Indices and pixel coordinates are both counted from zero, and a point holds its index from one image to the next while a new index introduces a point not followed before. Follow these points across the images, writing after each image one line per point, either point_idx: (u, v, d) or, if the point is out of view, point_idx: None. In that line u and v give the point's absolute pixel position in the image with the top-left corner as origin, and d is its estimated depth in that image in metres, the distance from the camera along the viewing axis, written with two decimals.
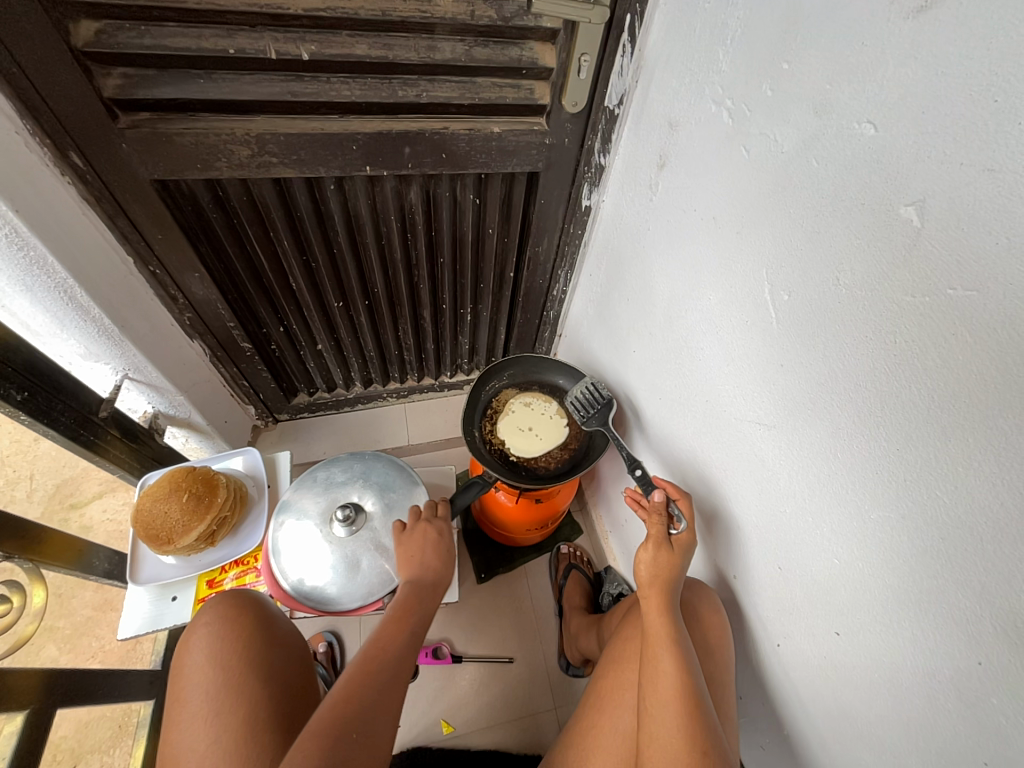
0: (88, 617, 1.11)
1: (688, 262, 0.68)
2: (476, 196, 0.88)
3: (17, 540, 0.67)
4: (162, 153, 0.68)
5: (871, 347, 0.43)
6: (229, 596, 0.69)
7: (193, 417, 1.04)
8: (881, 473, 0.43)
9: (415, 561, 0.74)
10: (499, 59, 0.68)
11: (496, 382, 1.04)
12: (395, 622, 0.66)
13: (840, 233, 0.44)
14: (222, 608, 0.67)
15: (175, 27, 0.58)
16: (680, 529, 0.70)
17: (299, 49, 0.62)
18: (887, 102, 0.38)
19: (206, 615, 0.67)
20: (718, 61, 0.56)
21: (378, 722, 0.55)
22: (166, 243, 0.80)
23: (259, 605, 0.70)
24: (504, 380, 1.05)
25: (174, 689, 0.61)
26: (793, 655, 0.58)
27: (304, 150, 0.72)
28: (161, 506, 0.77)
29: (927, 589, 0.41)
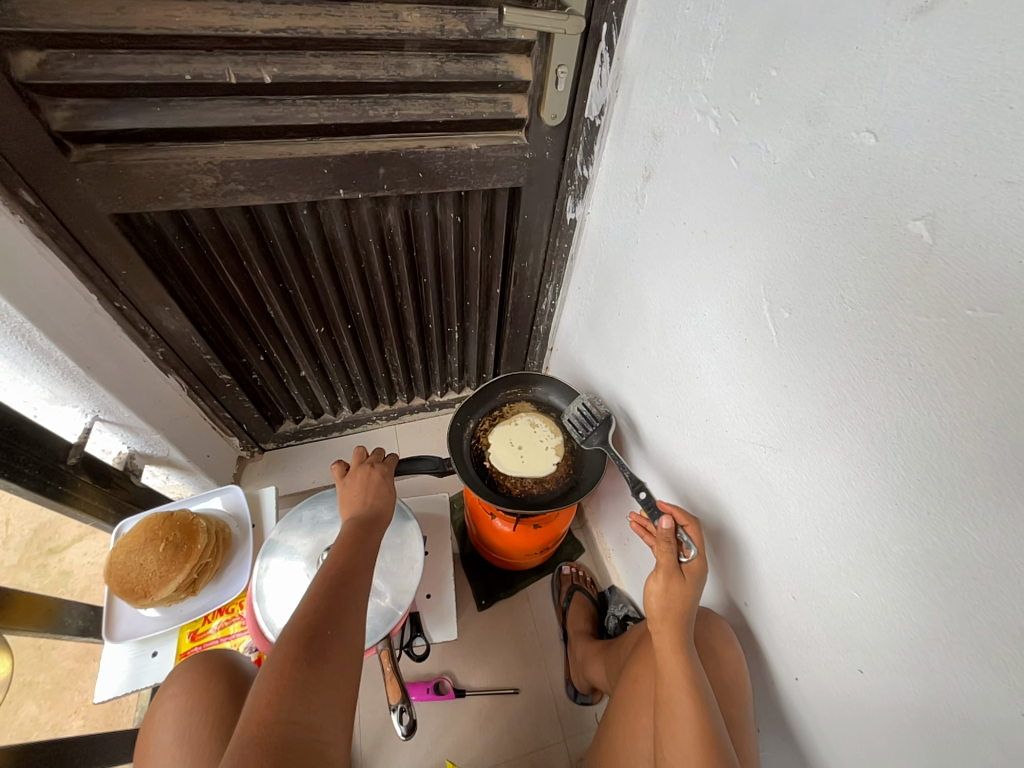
0: (69, 670, 1.05)
1: (680, 275, 0.65)
2: (457, 214, 0.85)
3: None
4: (121, 185, 0.65)
5: (883, 370, 0.40)
6: (197, 661, 0.65)
7: (172, 454, 0.99)
8: (902, 502, 0.40)
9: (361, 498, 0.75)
10: (473, 73, 0.65)
11: (517, 390, 1.02)
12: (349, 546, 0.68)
13: (843, 249, 0.41)
14: (192, 675, 0.63)
15: (125, 54, 0.55)
16: (692, 557, 0.65)
17: (260, 72, 0.59)
18: (888, 110, 0.35)
19: (174, 686, 0.63)
20: (701, 69, 0.53)
21: (348, 627, 0.57)
22: (132, 278, 0.76)
23: (232, 667, 0.65)
24: (532, 392, 1.02)
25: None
26: (813, 690, 0.55)
27: (272, 175, 0.68)
28: (136, 558, 0.72)
29: (959, 630, 0.38)
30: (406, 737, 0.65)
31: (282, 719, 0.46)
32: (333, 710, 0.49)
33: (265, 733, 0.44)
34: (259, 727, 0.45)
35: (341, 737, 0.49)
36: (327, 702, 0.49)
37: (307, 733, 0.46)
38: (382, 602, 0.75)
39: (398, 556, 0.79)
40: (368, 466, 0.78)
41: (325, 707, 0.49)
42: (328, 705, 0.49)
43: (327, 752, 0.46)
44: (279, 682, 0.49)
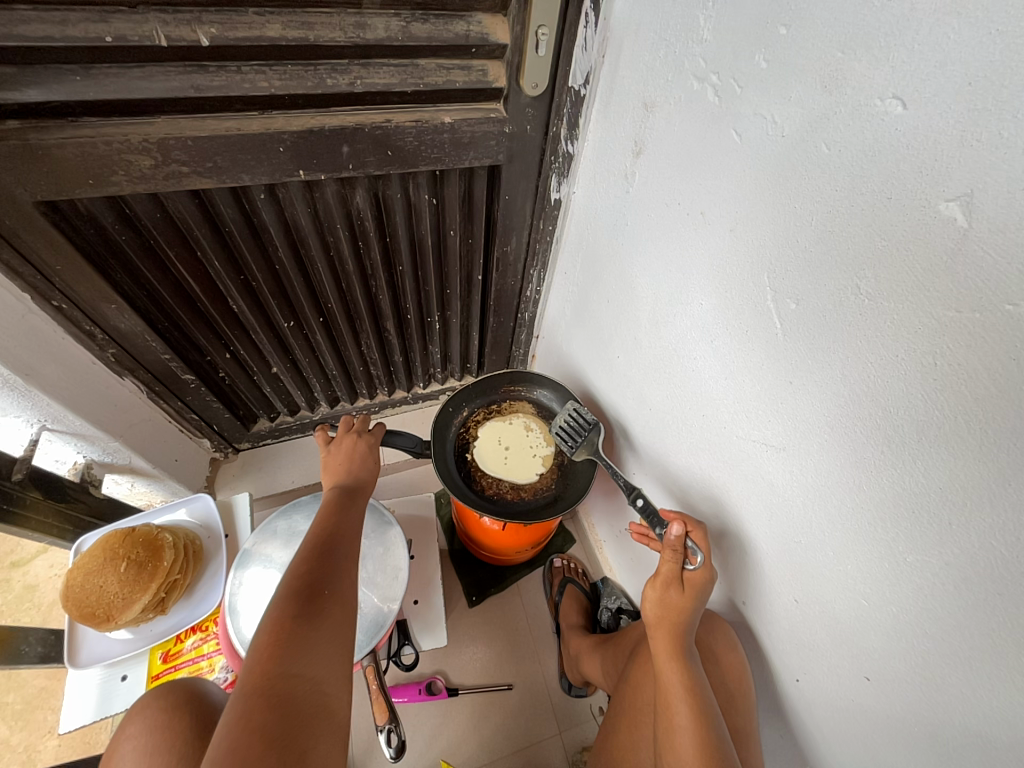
0: (40, 688, 1.00)
1: (675, 261, 0.60)
2: (432, 196, 0.79)
3: None
4: (44, 169, 0.56)
5: (902, 370, 0.36)
6: (159, 693, 0.61)
7: (134, 462, 0.93)
8: (920, 511, 0.37)
9: (346, 467, 0.73)
10: (442, 35, 0.58)
11: (525, 389, 0.96)
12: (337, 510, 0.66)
13: (861, 235, 0.37)
14: (153, 713, 0.59)
15: (28, 11, 0.47)
16: (696, 565, 0.62)
17: (196, 33, 0.51)
18: (919, 72, 0.31)
19: (134, 725, 0.59)
20: (698, 28, 0.48)
21: (343, 582, 0.57)
22: (70, 275, 0.68)
23: (196, 699, 0.61)
24: (544, 393, 0.95)
25: None
26: (815, 692, 0.54)
27: (220, 155, 0.61)
28: (95, 580, 0.66)
29: (979, 647, 0.36)
30: (396, 759, 0.61)
31: (282, 672, 0.46)
32: (334, 661, 0.50)
33: (266, 688, 0.44)
34: (261, 682, 0.45)
35: (346, 686, 0.49)
36: (328, 653, 0.50)
37: (309, 685, 0.46)
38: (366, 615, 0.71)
39: (382, 566, 0.75)
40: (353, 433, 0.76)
41: (327, 658, 0.49)
42: (329, 658, 0.49)
43: (334, 699, 0.47)
44: (277, 638, 0.49)
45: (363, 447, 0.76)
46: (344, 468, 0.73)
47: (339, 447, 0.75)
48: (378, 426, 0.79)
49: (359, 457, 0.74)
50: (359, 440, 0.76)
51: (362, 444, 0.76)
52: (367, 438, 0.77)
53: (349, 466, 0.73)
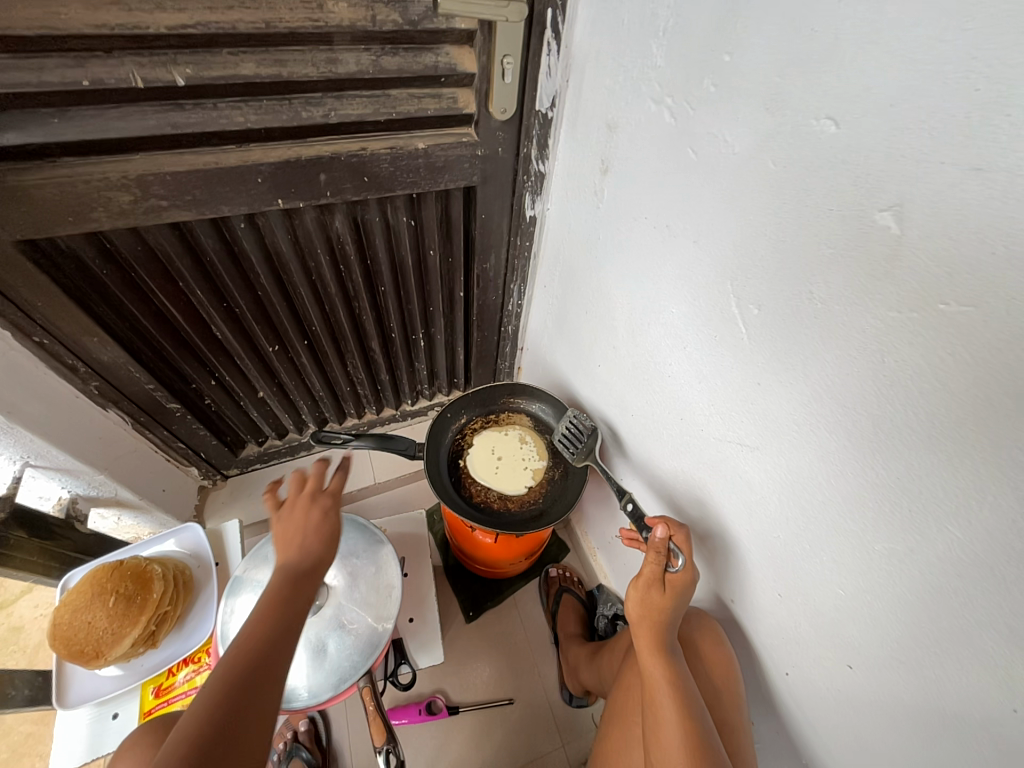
0: (26, 734, 0.97)
1: (645, 273, 0.62)
2: (410, 218, 0.81)
3: None
4: (21, 209, 0.57)
5: (857, 367, 0.38)
6: (149, 731, 0.61)
7: (120, 494, 0.92)
8: (882, 501, 0.39)
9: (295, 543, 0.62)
10: (412, 67, 0.60)
11: (525, 401, 0.96)
12: (273, 609, 0.58)
13: (809, 243, 0.39)
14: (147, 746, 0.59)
15: (6, 59, 0.48)
16: (679, 568, 0.64)
17: (172, 74, 0.52)
18: (847, 95, 0.33)
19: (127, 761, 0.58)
20: (652, 56, 0.51)
21: (260, 717, 0.49)
22: (50, 310, 0.69)
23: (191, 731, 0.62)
24: (543, 406, 0.95)
25: None
26: (803, 685, 0.55)
27: (199, 188, 0.62)
28: (83, 617, 0.66)
29: (947, 630, 0.37)
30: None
31: None
32: None
33: None
34: None
35: None
36: None
37: None
38: (360, 639, 0.69)
39: (374, 587, 0.73)
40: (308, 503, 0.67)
41: None
42: None
43: None
44: None
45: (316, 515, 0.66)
46: (293, 543, 0.62)
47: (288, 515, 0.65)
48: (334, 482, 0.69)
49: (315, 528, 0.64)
50: (314, 506, 0.67)
51: (318, 510, 0.66)
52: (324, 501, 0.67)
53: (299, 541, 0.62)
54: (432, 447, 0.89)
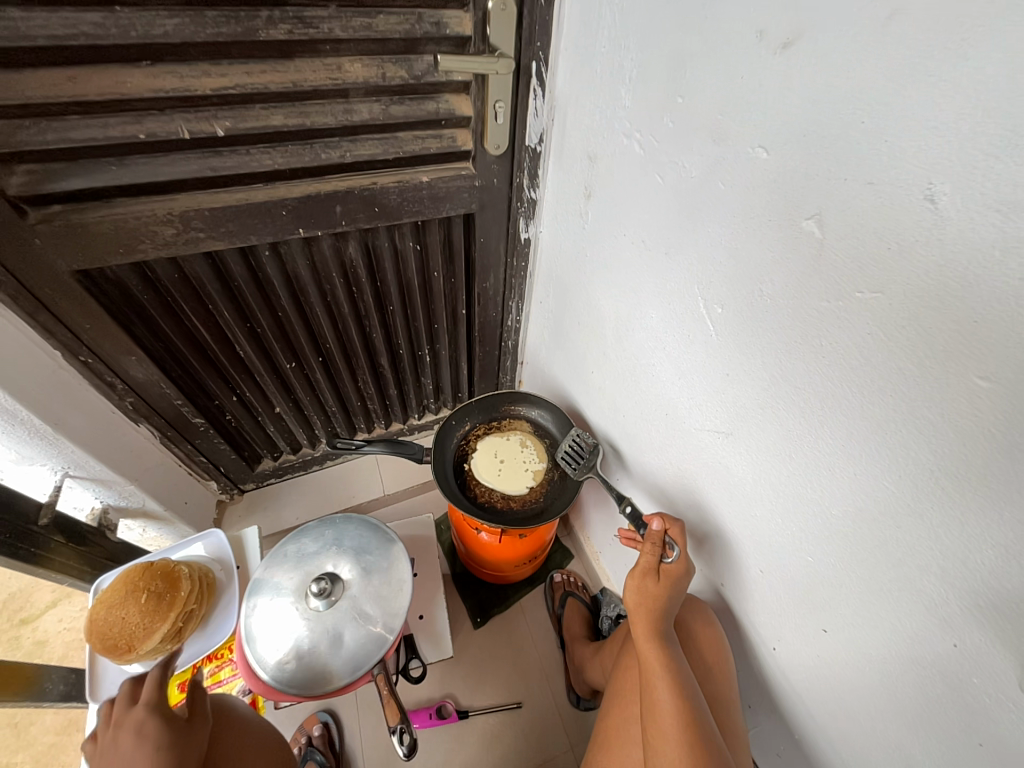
0: (50, 744, 0.99)
1: (628, 283, 0.70)
2: (416, 243, 0.89)
3: None
4: (80, 243, 0.66)
5: (802, 351, 0.45)
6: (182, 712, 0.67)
7: (147, 504, 0.98)
8: (833, 468, 0.45)
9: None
10: (416, 113, 0.69)
11: (526, 409, 1.02)
12: None
13: (756, 248, 0.46)
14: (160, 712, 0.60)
15: (78, 118, 0.57)
16: (673, 559, 0.68)
17: (213, 126, 0.61)
18: (772, 128, 0.41)
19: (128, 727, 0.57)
20: (622, 98, 0.59)
21: None
22: (96, 332, 0.77)
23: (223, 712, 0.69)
24: (543, 412, 1.01)
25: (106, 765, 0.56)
26: (789, 657, 0.59)
27: (232, 221, 0.71)
28: (117, 613, 0.71)
29: (895, 579, 0.42)
30: (409, 757, 0.66)
31: None
32: None
33: None
34: None
35: None
36: None
37: None
38: (372, 631, 0.74)
39: (387, 580, 0.78)
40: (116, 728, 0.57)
41: None
42: None
43: None
44: None
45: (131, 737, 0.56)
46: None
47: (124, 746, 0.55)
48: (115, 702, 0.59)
49: (138, 753, 0.55)
50: (123, 734, 0.56)
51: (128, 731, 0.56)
52: (136, 717, 0.57)
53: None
54: (438, 451, 0.95)
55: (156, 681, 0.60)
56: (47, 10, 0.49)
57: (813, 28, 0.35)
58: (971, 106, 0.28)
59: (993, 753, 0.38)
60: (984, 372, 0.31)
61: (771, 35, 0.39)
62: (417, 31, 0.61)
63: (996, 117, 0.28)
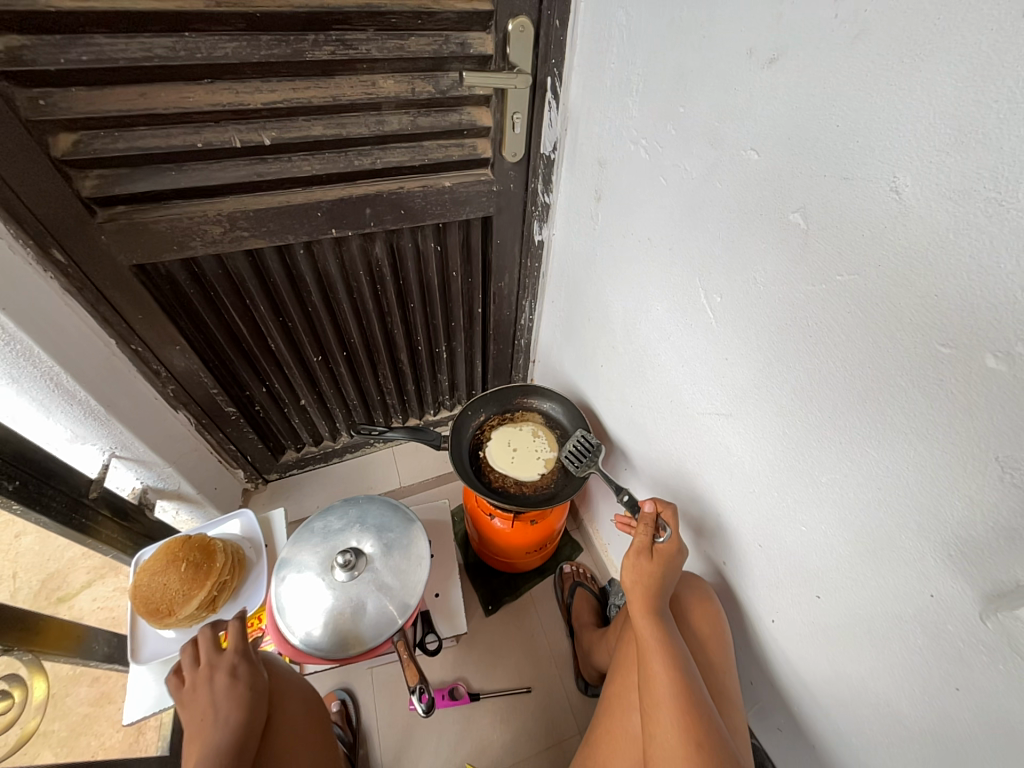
0: (84, 715, 0.94)
1: (635, 279, 0.75)
2: (437, 244, 0.96)
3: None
4: (139, 240, 0.73)
5: (792, 332, 0.49)
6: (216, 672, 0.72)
7: (182, 487, 1.05)
8: (821, 439, 0.49)
9: (208, 722, 0.62)
10: (441, 124, 0.76)
11: (538, 402, 1.07)
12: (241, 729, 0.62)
13: (750, 240, 0.51)
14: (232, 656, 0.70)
15: (145, 129, 0.64)
16: (665, 539, 0.73)
17: (261, 136, 0.68)
18: (761, 133, 0.46)
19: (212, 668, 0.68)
20: (629, 108, 0.65)
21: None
22: (146, 322, 0.84)
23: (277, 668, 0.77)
24: (554, 404, 1.06)
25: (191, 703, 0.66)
26: (788, 627, 0.63)
27: (273, 221, 0.78)
28: (159, 579, 0.77)
29: (879, 540, 0.46)
30: (427, 715, 0.73)
31: None
32: None
33: None
34: None
35: None
36: None
37: None
38: (391, 601, 0.79)
39: (405, 555, 0.84)
40: (208, 671, 0.68)
41: None
42: None
43: None
44: None
45: (218, 679, 0.67)
46: (203, 724, 0.62)
47: (209, 686, 0.66)
48: (204, 651, 0.70)
49: (227, 689, 0.66)
50: (215, 674, 0.67)
51: (218, 674, 0.67)
52: (229, 660, 0.69)
53: (211, 717, 0.62)
54: (455, 439, 1.01)
55: (242, 632, 0.72)
56: (129, 36, 0.57)
57: (795, 45, 0.41)
58: (926, 110, 0.33)
59: (969, 695, 0.42)
60: (946, 340, 0.36)
61: (760, 52, 0.44)
62: (445, 50, 0.68)
63: (947, 119, 0.32)
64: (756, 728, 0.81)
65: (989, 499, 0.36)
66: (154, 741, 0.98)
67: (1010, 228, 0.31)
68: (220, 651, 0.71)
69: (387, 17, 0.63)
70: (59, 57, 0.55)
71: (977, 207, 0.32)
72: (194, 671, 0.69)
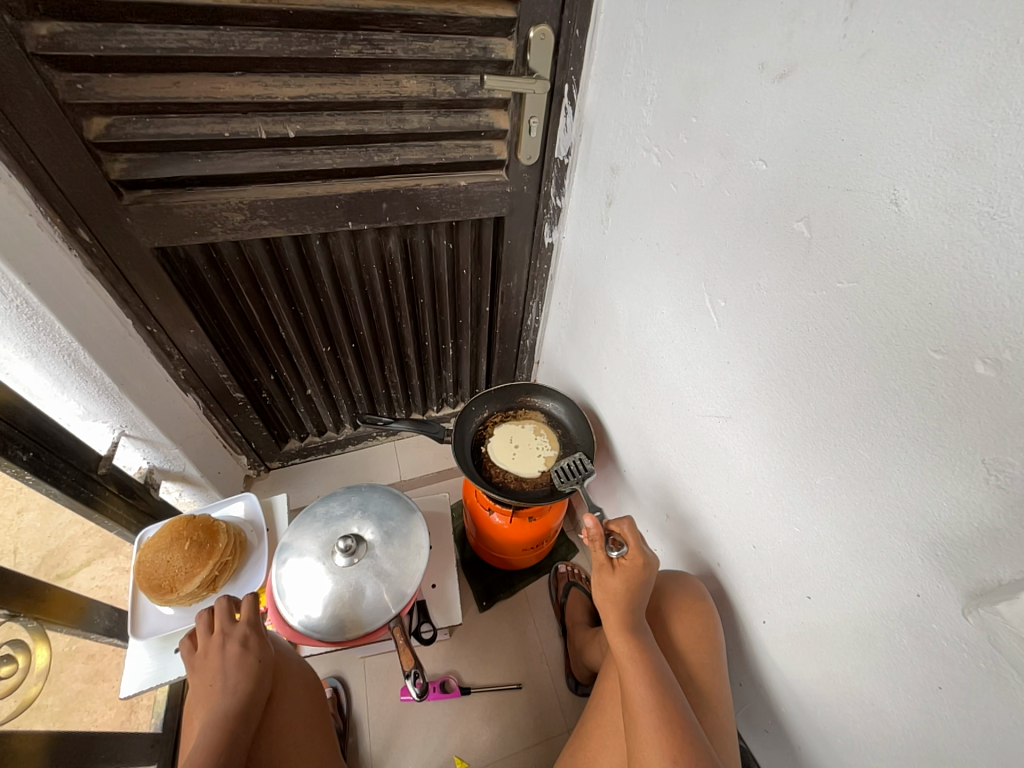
0: (79, 690, 0.94)
1: (642, 282, 0.76)
2: (449, 241, 0.97)
3: (4, 593, 0.72)
4: (163, 223, 0.75)
5: (790, 337, 0.51)
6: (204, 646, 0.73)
7: (187, 470, 1.07)
8: (818, 440, 0.50)
9: (217, 689, 0.64)
10: (460, 125, 0.78)
11: (541, 400, 1.10)
12: (245, 699, 0.64)
13: (756, 248, 0.53)
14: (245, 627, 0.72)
15: (175, 116, 0.66)
16: (627, 553, 0.75)
17: (286, 128, 0.70)
18: (769, 145, 0.49)
19: (223, 635, 0.70)
20: (643, 117, 0.67)
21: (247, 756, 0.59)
22: (162, 304, 0.86)
23: (282, 650, 0.79)
24: (557, 401, 1.09)
25: (199, 670, 0.68)
26: (777, 627, 0.64)
27: (292, 211, 0.80)
28: (162, 557, 0.78)
29: (868, 540, 0.47)
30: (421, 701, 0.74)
31: None
32: None
33: None
34: None
35: None
36: None
37: None
38: (391, 589, 0.80)
39: (406, 543, 0.85)
40: (222, 640, 0.69)
41: None
42: None
43: None
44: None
45: (230, 648, 0.68)
46: (212, 690, 0.64)
47: (218, 653, 0.68)
48: (216, 620, 0.71)
49: (238, 661, 0.67)
50: (229, 642, 0.69)
51: (231, 644, 0.69)
52: (243, 631, 0.70)
53: (219, 685, 0.64)
54: (456, 431, 1.03)
55: (254, 605, 0.75)
56: (166, 27, 0.59)
57: (804, 63, 0.43)
58: (924, 129, 0.35)
59: (951, 693, 0.43)
60: (938, 346, 0.37)
61: (770, 67, 0.47)
62: (467, 54, 0.70)
63: (944, 137, 0.34)
64: (744, 732, 0.82)
65: (974, 500, 0.37)
66: (148, 718, 0.98)
67: (1000, 239, 0.32)
68: (232, 620, 0.72)
69: (414, 19, 0.65)
70: (99, 44, 0.58)
71: (969, 220, 0.34)
72: (206, 637, 0.70)
